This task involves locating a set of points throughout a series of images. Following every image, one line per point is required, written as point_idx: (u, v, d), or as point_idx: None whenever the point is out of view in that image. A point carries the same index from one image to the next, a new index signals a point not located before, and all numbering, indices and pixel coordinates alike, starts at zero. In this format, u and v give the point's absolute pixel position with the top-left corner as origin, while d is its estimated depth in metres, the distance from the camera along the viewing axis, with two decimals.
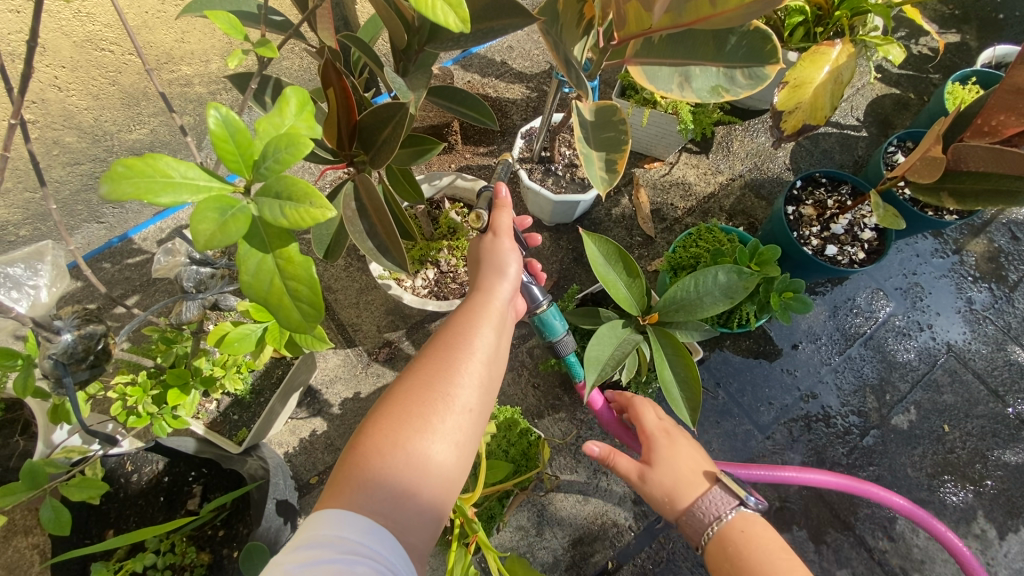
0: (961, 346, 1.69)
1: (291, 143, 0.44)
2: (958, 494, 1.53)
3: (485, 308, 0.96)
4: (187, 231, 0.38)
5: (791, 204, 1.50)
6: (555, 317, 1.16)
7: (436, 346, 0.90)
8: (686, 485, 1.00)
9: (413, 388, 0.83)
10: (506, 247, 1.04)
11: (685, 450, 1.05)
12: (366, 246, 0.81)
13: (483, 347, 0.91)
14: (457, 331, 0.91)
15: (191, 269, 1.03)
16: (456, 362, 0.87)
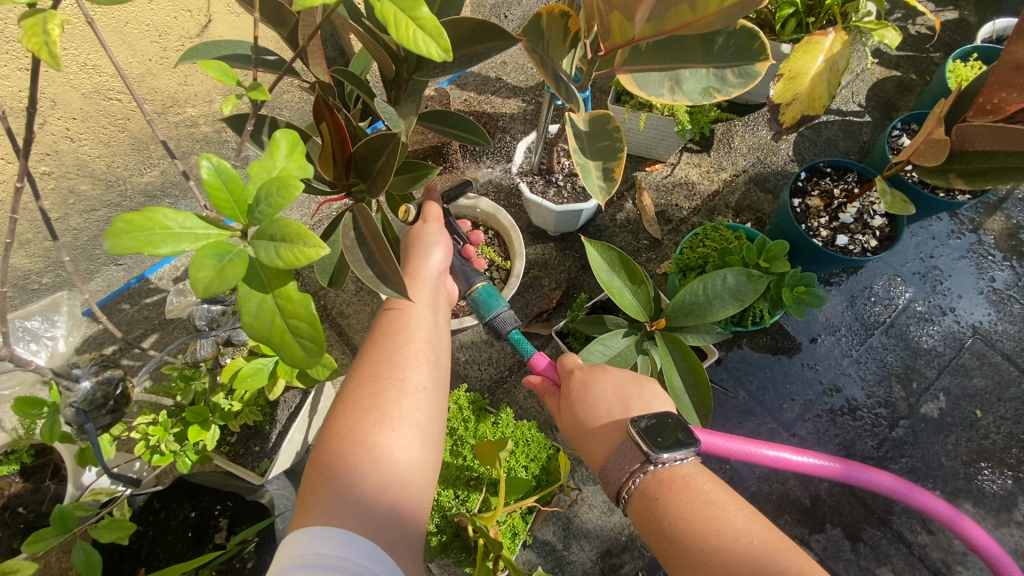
0: (987, 327, 1.64)
1: (283, 186, 0.45)
2: (998, 481, 1.47)
3: (417, 294, 0.99)
4: (186, 280, 0.40)
5: (796, 197, 1.48)
6: (491, 295, 1.07)
7: (375, 341, 0.92)
8: (603, 422, 0.94)
9: (360, 385, 0.86)
10: (433, 231, 1.06)
11: (601, 397, 0.97)
12: (367, 274, 0.80)
13: (423, 329, 0.95)
14: (394, 322, 0.94)
15: (203, 307, 1.06)
16: (398, 351, 0.90)
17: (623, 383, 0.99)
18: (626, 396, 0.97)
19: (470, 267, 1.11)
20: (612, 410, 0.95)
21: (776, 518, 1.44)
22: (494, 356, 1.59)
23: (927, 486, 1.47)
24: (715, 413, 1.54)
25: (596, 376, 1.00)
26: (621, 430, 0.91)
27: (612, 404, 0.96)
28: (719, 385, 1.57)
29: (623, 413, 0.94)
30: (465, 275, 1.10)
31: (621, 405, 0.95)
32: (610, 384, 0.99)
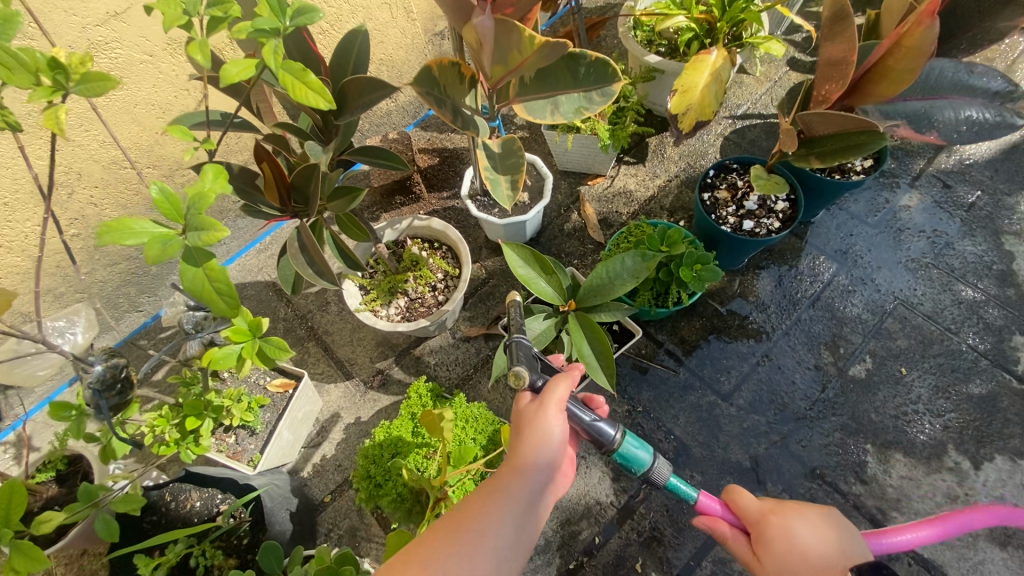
0: (908, 293, 1.79)
1: (203, 198, 0.68)
2: (926, 430, 1.59)
3: (514, 495, 0.89)
4: (141, 254, 0.63)
5: (706, 191, 1.68)
6: (639, 447, 1.03)
7: (454, 516, 0.86)
8: (809, 571, 0.97)
9: (407, 572, 0.76)
10: (557, 413, 0.98)
11: (802, 550, 0.99)
12: (308, 272, 1.05)
13: (492, 549, 0.82)
14: (469, 519, 0.85)
15: (189, 313, 1.17)
16: (456, 564, 0.78)
17: (822, 527, 1.03)
18: (829, 541, 0.99)
19: (603, 422, 1.03)
20: (820, 558, 0.97)
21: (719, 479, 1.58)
22: (460, 357, 1.81)
23: (858, 439, 1.59)
24: (659, 390, 1.71)
25: (795, 523, 1.03)
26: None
27: (820, 554, 0.97)
28: (662, 365, 1.74)
29: (829, 561, 0.96)
30: (597, 437, 1.02)
31: (825, 555, 0.97)
32: (806, 530, 1.02)
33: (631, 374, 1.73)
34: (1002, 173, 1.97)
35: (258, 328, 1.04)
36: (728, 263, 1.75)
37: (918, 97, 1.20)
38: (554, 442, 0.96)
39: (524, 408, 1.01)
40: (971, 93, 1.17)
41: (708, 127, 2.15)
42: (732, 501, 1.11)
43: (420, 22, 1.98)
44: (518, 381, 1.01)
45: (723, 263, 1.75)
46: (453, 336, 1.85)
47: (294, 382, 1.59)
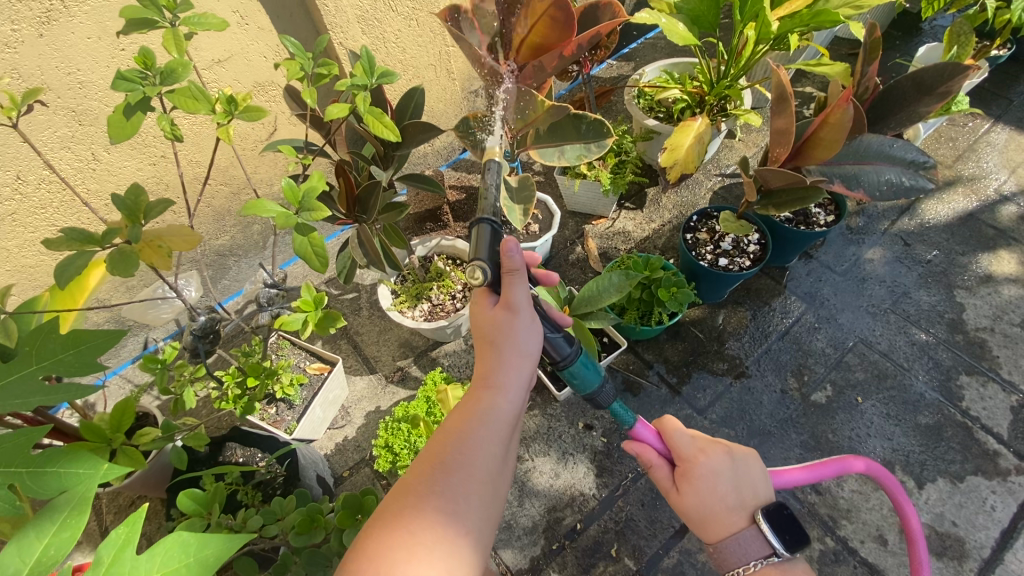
0: (867, 332, 2.03)
1: (313, 190, 1.00)
2: (877, 452, 1.79)
3: (493, 408, 1.01)
4: (274, 221, 0.94)
5: (689, 233, 1.99)
6: (588, 366, 1.17)
7: (441, 441, 0.96)
8: (721, 508, 1.10)
9: (413, 493, 0.87)
10: (516, 320, 1.06)
11: (719, 486, 1.11)
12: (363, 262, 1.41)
13: (487, 455, 0.95)
14: (461, 438, 0.96)
15: (266, 289, 1.48)
16: (459, 474, 0.91)
17: (739, 466, 1.14)
18: (744, 481, 1.12)
19: (563, 338, 1.15)
20: (733, 496, 1.10)
21: None
22: (471, 361, 2.08)
23: (815, 455, 1.80)
24: (642, 400, 1.95)
25: (715, 459, 1.14)
26: (743, 518, 1.09)
27: (734, 493, 1.11)
28: (646, 379, 1.98)
29: (740, 501, 1.10)
30: (553, 344, 1.14)
31: (738, 494, 1.11)
32: (729, 468, 1.13)
33: (619, 385, 1.98)
34: (957, 236, 2.24)
35: (320, 300, 1.34)
36: (708, 296, 2.03)
37: (850, 162, 1.51)
38: (525, 350, 1.07)
39: (489, 318, 1.07)
40: (891, 160, 1.48)
41: (700, 182, 2.48)
42: (667, 434, 1.20)
43: (460, 82, 2.39)
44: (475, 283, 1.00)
45: (704, 296, 2.03)
46: (466, 343, 2.13)
47: (329, 366, 1.88)
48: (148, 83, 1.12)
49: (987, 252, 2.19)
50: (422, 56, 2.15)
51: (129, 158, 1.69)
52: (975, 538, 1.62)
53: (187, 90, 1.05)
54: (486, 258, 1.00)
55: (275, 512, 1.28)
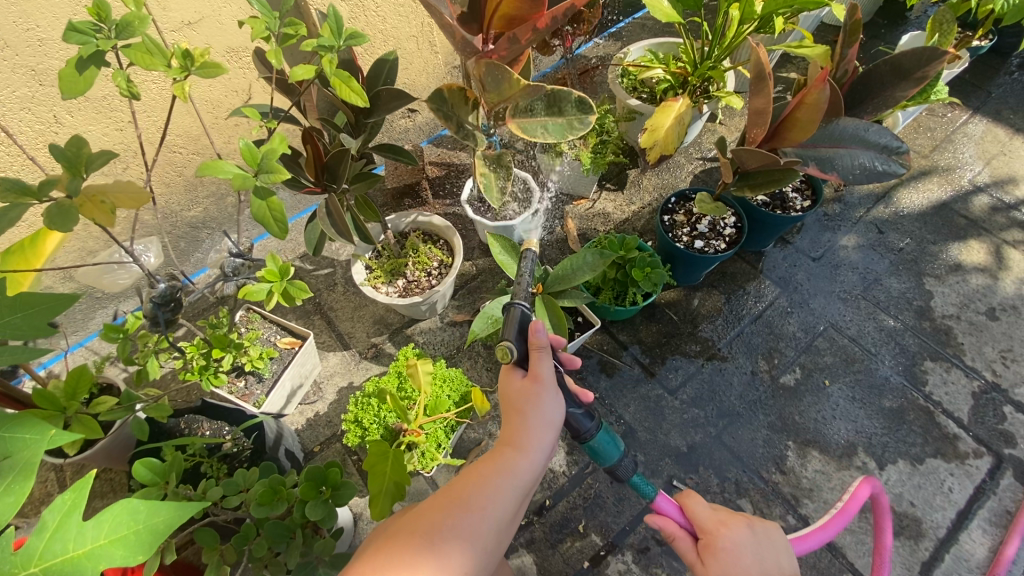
0: (838, 318, 2.06)
1: (273, 152, 0.97)
2: (841, 433, 1.83)
3: (515, 468, 1.05)
4: (230, 181, 0.91)
5: (667, 214, 1.99)
6: (609, 441, 1.14)
7: (461, 484, 1.02)
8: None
9: (422, 523, 0.95)
10: (545, 392, 1.09)
11: (742, 558, 1.07)
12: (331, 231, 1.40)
13: (498, 509, 1.00)
14: (480, 486, 1.01)
15: (231, 258, 1.44)
16: (469, 518, 0.96)
17: (760, 540, 1.11)
18: (766, 553, 1.09)
19: (584, 413, 1.14)
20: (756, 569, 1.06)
21: (658, 459, 1.82)
22: (446, 339, 2.07)
23: (782, 437, 1.83)
24: (615, 379, 1.96)
25: (738, 530, 1.11)
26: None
27: (758, 564, 1.07)
28: (620, 359, 1.99)
29: (764, 573, 1.07)
30: (574, 422, 1.14)
31: (762, 566, 1.07)
32: (749, 538, 1.11)
33: (592, 364, 1.99)
34: (930, 226, 2.27)
35: (285, 271, 1.30)
36: (684, 279, 2.04)
37: (826, 144, 1.51)
38: (550, 422, 1.09)
39: (515, 387, 1.12)
40: (866, 144, 1.48)
41: (682, 165, 2.47)
42: (686, 505, 1.17)
43: (441, 55, 2.33)
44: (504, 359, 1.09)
45: (679, 279, 2.04)
46: (442, 321, 2.11)
47: (300, 341, 1.86)
48: (103, 37, 1.05)
49: (958, 242, 2.23)
50: (403, 27, 2.09)
51: (94, 123, 1.61)
52: (932, 518, 1.67)
53: (141, 43, 1.00)
54: (518, 332, 1.10)
55: (238, 484, 1.25)
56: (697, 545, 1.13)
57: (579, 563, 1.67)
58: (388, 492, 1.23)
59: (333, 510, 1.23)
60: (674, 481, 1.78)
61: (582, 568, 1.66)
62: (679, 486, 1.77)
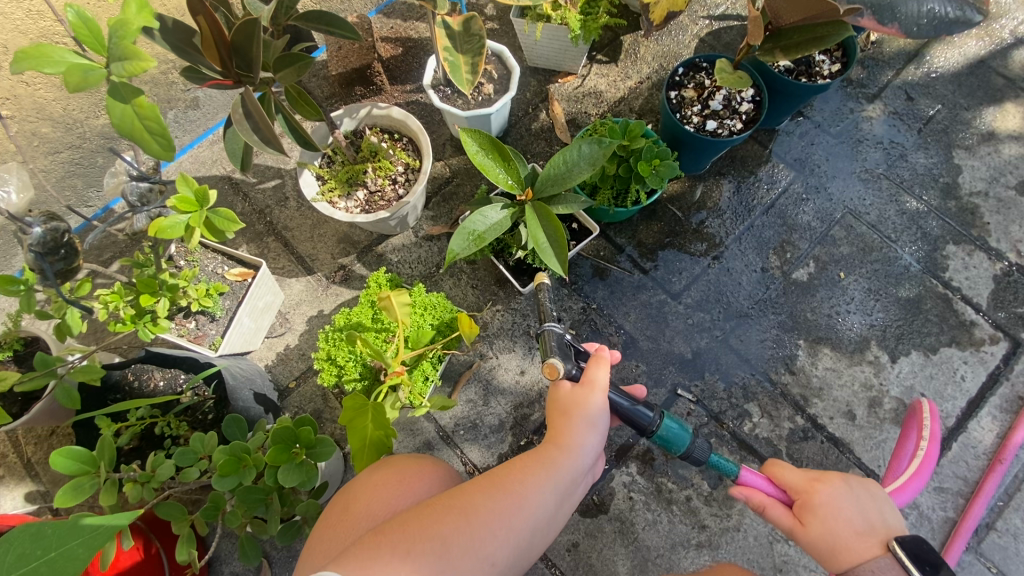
0: (857, 203, 1.85)
1: (122, 23, 0.64)
2: (854, 328, 1.72)
3: (560, 470, 1.01)
4: (60, 78, 0.62)
5: (673, 90, 1.66)
6: (678, 428, 1.16)
7: (506, 472, 0.99)
8: (852, 546, 1.01)
9: (459, 500, 0.91)
10: (594, 393, 1.09)
11: (845, 514, 1.03)
12: (252, 139, 1.03)
13: (537, 505, 0.96)
14: (521, 481, 0.97)
15: (132, 184, 1.16)
16: (508, 508, 0.92)
17: (865, 501, 1.05)
18: (872, 510, 1.04)
19: (642, 407, 1.16)
20: (866, 526, 1.02)
21: (662, 369, 1.70)
22: (423, 255, 1.83)
23: (792, 336, 1.72)
24: (613, 287, 1.78)
25: (836, 489, 1.07)
26: (875, 545, 0.99)
27: (862, 519, 1.02)
28: (618, 265, 1.79)
29: (870, 529, 1.01)
30: (638, 416, 1.16)
31: (867, 521, 1.02)
32: (852, 496, 1.06)
33: (588, 272, 1.79)
34: (964, 88, 1.98)
35: (205, 197, 1.02)
36: (690, 168, 1.77)
37: None
38: (596, 424, 1.08)
39: (563, 391, 1.11)
40: None
41: (685, 26, 2.06)
42: (773, 475, 1.15)
43: None
44: (552, 373, 1.07)
45: (685, 168, 1.77)
46: (416, 235, 1.85)
47: (253, 271, 1.59)
48: None
49: (994, 105, 1.96)
50: None
51: None
52: (941, 407, 1.64)
53: None
54: (562, 345, 1.16)
55: (195, 453, 1.07)
56: (793, 511, 1.10)
57: None
58: (373, 448, 1.10)
59: (312, 472, 1.09)
60: (679, 389, 1.68)
61: None
62: (684, 394, 1.67)
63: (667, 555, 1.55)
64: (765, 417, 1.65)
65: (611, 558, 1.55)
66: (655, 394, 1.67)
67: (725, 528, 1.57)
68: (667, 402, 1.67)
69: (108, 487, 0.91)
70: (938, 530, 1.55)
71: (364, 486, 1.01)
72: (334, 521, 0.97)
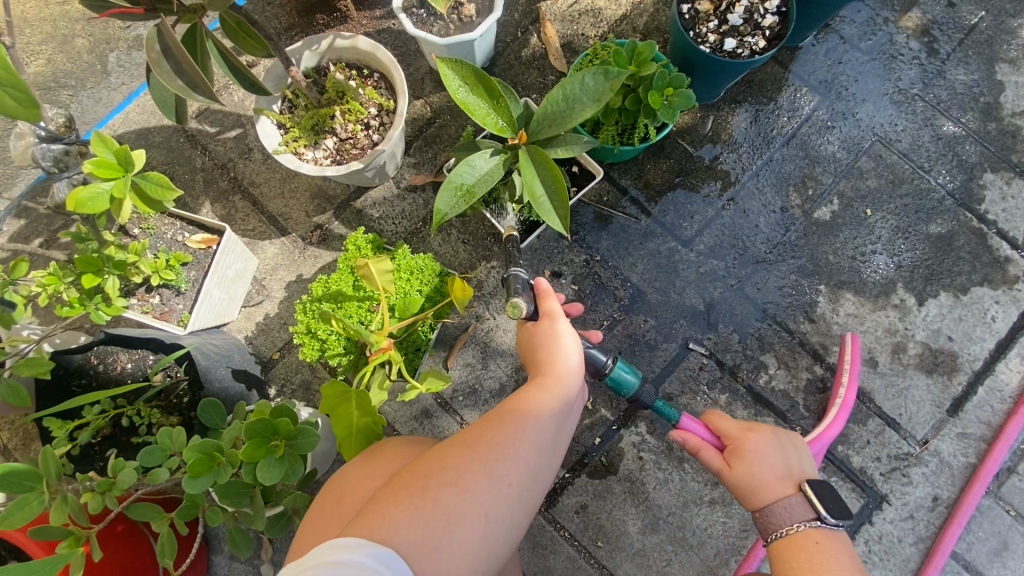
0: (888, 129, 1.66)
1: None
2: (879, 270, 1.59)
3: (555, 394, 1.04)
4: None
5: (685, 3, 1.42)
6: (627, 369, 1.17)
7: (500, 408, 1.01)
8: (768, 485, 1.04)
9: (462, 441, 0.93)
10: (558, 321, 1.14)
11: (768, 458, 1.06)
12: (176, 84, 0.83)
13: (541, 425, 0.98)
14: (520, 407, 0.99)
15: (43, 147, 1.15)
16: (513, 433, 0.94)
17: (783, 445, 1.09)
18: (792, 456, 1.07)
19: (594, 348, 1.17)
20: (783, 469, 1.05)
21: (672, 323, 1.58)
22: (407, 208, 1.66)
23: (812, 281, 1.59)
24: (618, 236, 1.62)
25: (757, 434, 1.09)
26: (790, 485, 1.03)
27: (782, 463, 1.06)
28: (623, 211, 1.63)
29: (788, 472, 1.05)
30: (591, 356, 1.16)
31: (786, 465, 1.06)
32: (775, 443, 1.08)
33: (590, 220, 1.62)
34: None
35: (129, 159, 0.84)
36: (703, 97, 1.56)
37: None
38: (572, 347, 1.11)
39: (535, 331, 1.15)
40: None
41: None
42: (710, 422, 1.16)
43: None
44: (516, 312, 1.13)
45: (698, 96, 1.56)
46: (398, 186, 1.67)
47: (217, 237, 1.42)
48: None
49: None
50: None
51: None
52: (968, 351, 1.54)
53: None
54: (524, 287, 1.20)
55: (162, 451, 0.97)
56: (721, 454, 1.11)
57: (589, 440, 1.54)
58: (362, 434, 1.00)
59: (296, 463, 0.99)
60: (691, 343, 1.57)
61: (594, 444, 1.54)
62: (696, 349, 1.57)
63: (678, 513, 1.50)
64: (781, 368, 1.55)
65: (621, 518, 1.50)
66: (665, 350, 1.57)
67: None
68: (677, 358, 1.56)
69: (59, 503, 0.81)
70: (958, 475, 1.50)
71: (350, 474, 0.95)
72: (328, 508, 0.90)
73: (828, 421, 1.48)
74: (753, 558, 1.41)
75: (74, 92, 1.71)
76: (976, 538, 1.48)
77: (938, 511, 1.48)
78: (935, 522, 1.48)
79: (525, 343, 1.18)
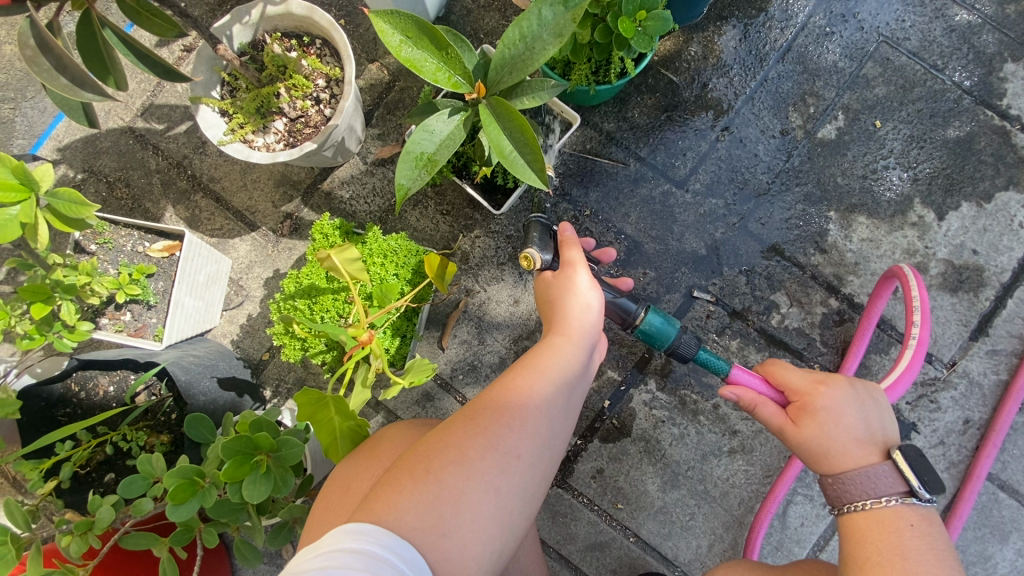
0: (894, 27, 1.48)
1: None
2: (893, 187, 1.46)
3: (563, 356, 0.96)
4: None
5: None
6: (662, 321, 1.08)
7: (509, 374, 0.92)
8: (849, 451, 0.98)
9: (467, 412, 0.85)
10: (575, 278, 1.04)
11: (847, 421, 0.99)
12: (60, 84, 0.75)
13: (549, 391, 0.90)
14: (527, 374, 0.91)
15: None
16: (518, 401, 0.86)
17: (866, 403, 1.01)
18: (875, 417, 1.00)
19: (625, 298, 1.09)
20: (865, 432, 0.98)
21: (674, 272, 1.48)
22: (379, 185, 1.55)
23: (820, 208, 1.47)
24: (606, 185, 1.50)
25: (838, 393, 1.01)
26: (875, 453, 0.97)
27: (864, 426, 0.98)
28: (610, 158, 1.50)
29: (872, 438, 0.98)
30: (619, 306, 1.08)
31: (868, 429, 0.99)
32: (855, 400, 1.01)
33: (574, 173, 1.50)
34: None
35: (30, 177, 0.81)
36: (684, 18, 1.40)
37: None
38: (587, 304, 1.02)
39: (552, 283, 1.06)
40: None
41: None
42: (772, 376, 1.09)
43: None
44: (531, 265, 1.06)
45: (680, 18, 1.39)
46: (364, 161, 1.55)
47: (179, 243, 1.32)
48: None
49: None
50: None
51: None
52: (996, 263, 1.43)
53: None
54: (544, 236, 1.12)
55: (144, 484, 0.91)
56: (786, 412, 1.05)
57: (599, 404, 1.47)
58: (348, 437, 0.96)
59: (285, 475, 0.94)
60: (696, 291, 1.47)
61: (604, 407, 1.48)
62: (702, 296, 1.47)
63: (698, 466, 1.45)
64: (795, 306, 1.46)
65: (640, 478, 1.46)
66: (668, 302, 1.47)
67: (758, 430, 1.45)
68: (682, 308, 1.47)
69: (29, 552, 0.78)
70: (989, 395, 1.41)
71: (353, 469, 0.91)
72: (335, 493, 0.88)
73: (844, 360, 1.41)
74: (771, 499, 1.38)
75: (12, 103, 1.58)
76: (1011, 456, 1.41)
77: (970, 434, 1.41)
78: (967, 445, 1.41)
79: (542, 300, 1.10)
